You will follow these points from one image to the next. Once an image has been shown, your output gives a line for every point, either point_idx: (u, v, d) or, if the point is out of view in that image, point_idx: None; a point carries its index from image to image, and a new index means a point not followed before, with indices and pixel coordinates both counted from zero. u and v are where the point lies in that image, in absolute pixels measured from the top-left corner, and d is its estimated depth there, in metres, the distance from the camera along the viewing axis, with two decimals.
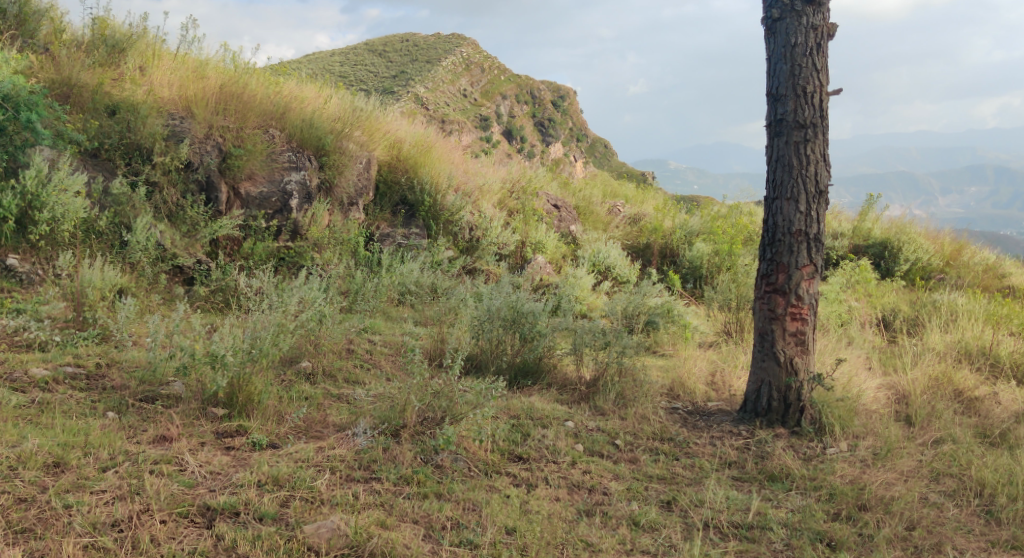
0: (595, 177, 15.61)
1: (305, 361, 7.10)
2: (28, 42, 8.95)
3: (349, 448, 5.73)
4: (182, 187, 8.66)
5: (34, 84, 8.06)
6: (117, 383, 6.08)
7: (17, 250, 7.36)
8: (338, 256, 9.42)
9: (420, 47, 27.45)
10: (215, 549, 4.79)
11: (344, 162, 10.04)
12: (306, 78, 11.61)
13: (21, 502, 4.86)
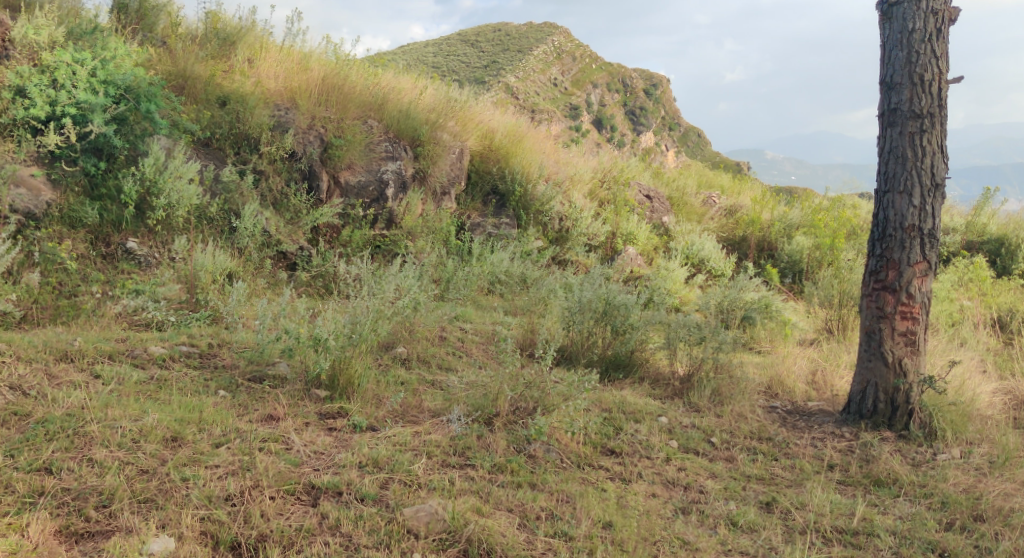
0: (689, 167, 15.46)
1: (399, 347, 7.25)
2: (148, 36, 9.28)
3: (444, 434, 5.86)
4: (286, 176, 8.95)
5: (153, 75, 8.36)
6: (227, 362, 6.36)
7: (136, 234, 7.66)
8: (431, 245, 9.58)
9: (512, 37, 27.54)
10: (320, 527, 4.93)
11: (438, 152, 10.19)
12: (403, 69, 11.78)
13: (143, 473, 5.07)
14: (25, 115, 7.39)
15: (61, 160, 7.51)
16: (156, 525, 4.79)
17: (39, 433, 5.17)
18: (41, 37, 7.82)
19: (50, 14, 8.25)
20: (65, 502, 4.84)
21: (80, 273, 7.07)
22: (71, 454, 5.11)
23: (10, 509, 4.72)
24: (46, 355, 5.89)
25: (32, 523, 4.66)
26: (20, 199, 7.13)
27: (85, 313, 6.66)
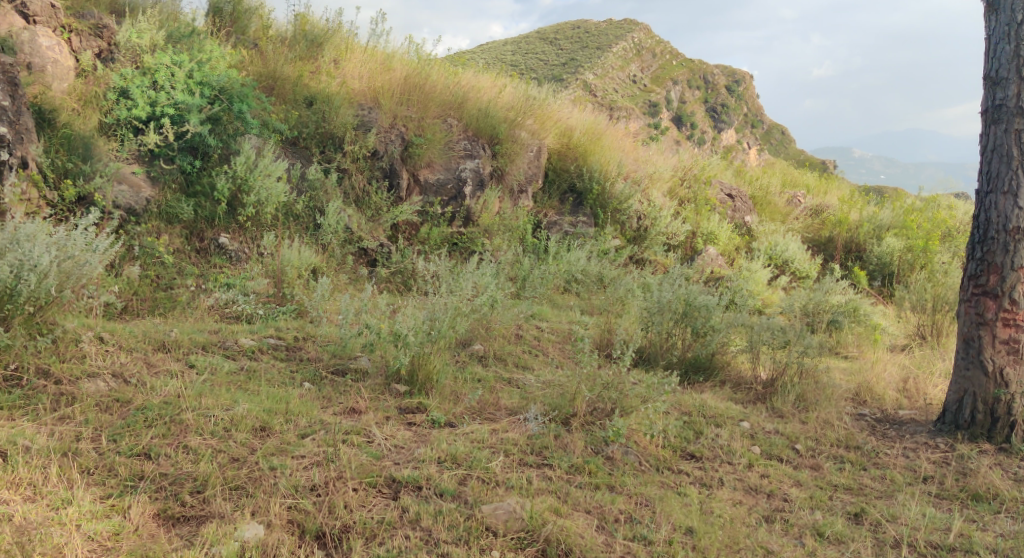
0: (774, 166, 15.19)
1: (476, 345, 7.29)
2: (241, 38, 9.51)
3: (522, 432, 5.88)
4: (368, 174, 9.11)
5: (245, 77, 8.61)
6: (312, 355, 6.52)
7: (228, 230, 7.87)
8: (507, 243, 9.60)
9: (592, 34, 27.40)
10: (401, 520, 4.98)
11: (516, 150, 10.23)
12: (483, 68, 11.86)
13: (234, 461, 5.19)
14: (127, 115, 7.71)
15: (159, 159, 7.76)
16: (246, 511, 4.88)
17: (139, 420, 5.32)
18: (143, 41, 8.16)
19: (152, 18, 8.52)
20: (163, 487, 4.96)
21: (176, 267, 7.28)
22: (169, 440, 5.24)
23: (113, 491, 4.86)
24: (145, 345, 6.07)
25: (133, 505, 4.78)
26: (122, 195, 7.36)
27: (180, 305, 6.86)
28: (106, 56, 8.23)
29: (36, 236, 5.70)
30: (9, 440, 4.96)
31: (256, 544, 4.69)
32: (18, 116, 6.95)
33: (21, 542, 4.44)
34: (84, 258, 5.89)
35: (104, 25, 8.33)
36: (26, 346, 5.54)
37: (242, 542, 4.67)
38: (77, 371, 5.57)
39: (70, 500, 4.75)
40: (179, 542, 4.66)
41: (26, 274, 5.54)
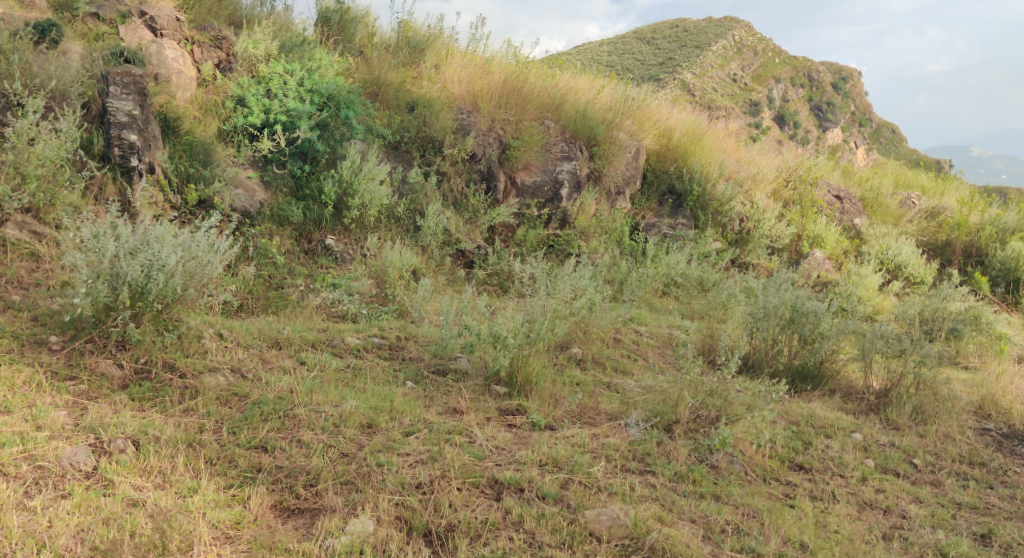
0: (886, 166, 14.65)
1: (575, 348, 7.24)
2: (347, 46, 9.73)
3: (622, 438, 5.83)
4: (466, 177, 9.20)
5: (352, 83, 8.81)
6: (414, 355, 6.60)
7: (334, 232, 8.07)
8: (604, 246, 9.50)
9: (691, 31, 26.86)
10: (504, 521, 5.00)
11: (613, 151, 10.14)
12: (581, 70, 11.81)
13: (344, 456, 5.27)
14: (243, 123, 7.97)
15: (272, 164, 8.04)
16: (355, 506, 4.96)
17: (255, 413, 5.44)
18: (259, 51, 8.41)
19: (267, 28, 8.78)
20: (279, 479, 5.07)
21: (287, 267, 7.48)
22: (284, 434, 5.35)
23: (234, 482, 4.99)
24: (260, 342, 6.23)
25: (253, 496, 4.91)
26: (238, 199, 7.61)
27: (291, 304, 7.01)
28: (225, 65, 8.51)
29: (165, 237, 5.82)
30: (141, 430, 5.13)
31: (367, 538, 4.75)
32: (146, 124, 7.22)
33: (157, 530, 4.53)
34: (207, 259, 6.02)
35: (224, 37, 8.61)
36: (156, 341, 5.74)
37: (352, 536, 4.75)
38: (200, 365, 5.73)
39: (195, 489, 4.88)
40: (297, 533, 4.77)
41: (156, 273, 5.70)
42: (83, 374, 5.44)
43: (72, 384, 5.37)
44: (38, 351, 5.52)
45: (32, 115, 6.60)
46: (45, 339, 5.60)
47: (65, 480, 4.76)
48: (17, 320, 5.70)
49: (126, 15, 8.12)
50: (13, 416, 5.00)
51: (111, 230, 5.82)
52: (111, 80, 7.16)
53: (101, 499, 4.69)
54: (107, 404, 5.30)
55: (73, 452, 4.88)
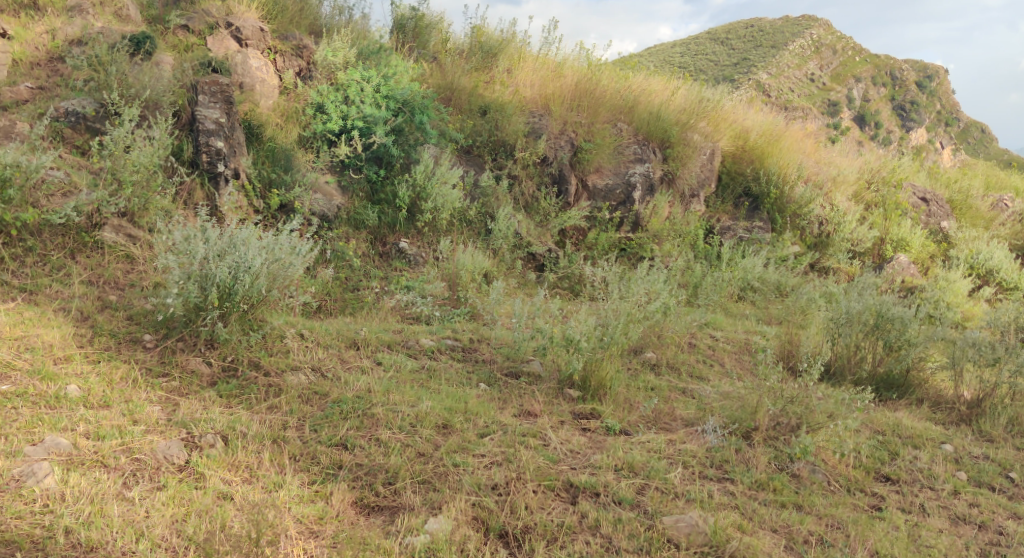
0: (978, 166, 14.09)
1: (649, 352, 7.14)
2: (422, 52, 9.86)
3: (700, 444, 5.73)
4: (537, 180, 9.21)
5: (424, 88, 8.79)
6: (486, 357, 6.59)
7: (407, 235, 8.15)
8: (678, 249, 9.44)
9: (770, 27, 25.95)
10: (581, 525, 4.97)
11: (688, 153, 10.01)
12: (654, 71, 11.68)
13: (421, 456, 5.28)
14: (323, 129, 8.08)
15: (349, 169, 8.14)
16: (433, 505, 4.98)
17: (336, 412, 5.49)
18: (337, 58, 8.52)
19: (346, 36, 8.91)
20: (359, 476, 5.10)
21: (363, 269, 7.56)
22: (363, 432, 5.39)
23: (317, 477, 5.04)
24: (340, 342, 6.29)
25: (335, 492, 4.95)
26: (318, 203, 7.71)
27: (366, 305, 7.07)
28: (305, 74, 8.67)
29: (250, 240, 5.92)
30: (229, 426, 5.21)
31: (444, 537, 4.75)
32: (232, 132, 7.39)
33: (249, 524, 4.57)
34: (289, 261, 6.11)
35: (303, 46, 8.79)
36: (242, 340, 5.87)
37: (433, 534, 4.76)
38: (282, 364, 5.81)
39: (281, 484, 4.94)
40: (379, 530, 4.80)
41: (243, 275, 5.82)
42: (174, 371, 5.56)
43: (165, 380, 5.48)
44: (133, 348, 5.65)
45: (128, 123, 6.82)
46: (140, 338, 5.74)
47: (160, 473, 4.85)
48: (113, 319, 5.84)
49: (213, 26, 8.32)
50: (111, 410, 5.14)
51: (201, 233, 5.96)
52: (199, 89, 7.40)
53: (193, 492, 4.77)
54: (197, 400, 5.40)
55: (167, 445, 4.98)
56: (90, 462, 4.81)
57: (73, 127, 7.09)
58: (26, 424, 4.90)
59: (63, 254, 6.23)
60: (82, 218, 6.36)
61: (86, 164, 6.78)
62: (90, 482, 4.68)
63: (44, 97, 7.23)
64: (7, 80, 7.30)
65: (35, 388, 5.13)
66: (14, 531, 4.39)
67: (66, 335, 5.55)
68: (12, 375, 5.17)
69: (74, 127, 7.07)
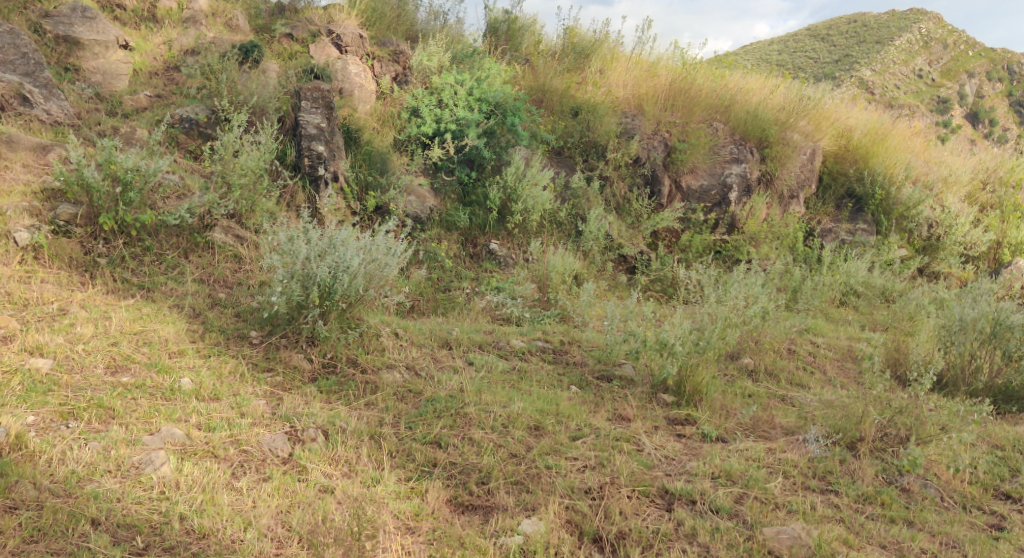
0: None
1: (746, 358, 6.91)
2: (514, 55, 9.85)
3: (802, 454, 5.52)
4: (629, 181, 9.05)
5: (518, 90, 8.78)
6: (577, 360, 6.49)
7: (498, 237, 8.13)
8: (776, 252, 9.21)
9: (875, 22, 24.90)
10: (677, 533, 4.85)
11: (787, 153, 9.70)
12: (752, 69, 11.37)
13: (513, 457, 5.22)
14: (416, 132, 8.12)
15: (442, 171, 8.18)
16: (527, 507, 4.90)
17: (429, 410, 5.47)
18: (432, 63, 8.53)
19: (440, 40, 8.96)
20: (453, 475, 5.06)
21: (454, 271, 7.56)
22: (456, 431, 5.35)
23: (412, 475, 5.01)
24: (432, 342, 6.28)
25: (430, 489, 4.92)
26: (411, 204, 7.74)
27: (458, 305, 7.07)
28: (401, 79, 8.76)
29: (349, 240, 5.97)
30: (330, 421, 5.26)
31: (539, 539, 4.68)
32: (332, 136, 7.50)
33: (352, 518, 4.63)
34: (386, 262, 6.14)
35: (400, 51, 8.92)
36: (340, 338, 5.91)
37: (527, 536, 4.70)
38: (378, 362, 5.83)
39: (378, 479, 4.94)
40: (473, 528, 4.75)
41: (342, 275, 5.87)
42: (278, 366, 5.63)
43: (270, 375, 5.56)
44: (241, 344, 5.74)
45: (237, 129, 7.00)
46: (247, 334, 5.84)
47: (266, 464, 4.90)
48: (223, 316, 5.96)
49: (316, 34, 8.63)
50: (220, 403, 5.22)
51: (304, 234, 6.06)
52: (302, 95, 7.50)
53: (297, 484, 4.81)
54: (299, 395, 5.45)
55: (272, 438, 5.04)
56: (202, 452, 4.87)
57: (187, 133, 7.28)
58: (144, 414, 4.98)
59: (177, 254, 6.34)
60: (195, 219, 6.46)
61: (198, 169, 7.01)
62: (202, 471, 4.74)
63: (162, 105, 7.48)
64: (128, 88, 7.60)
65: (152, 379, 5.22)
66: (133, 515, 4.46)
67: (180, 330, 5.66)
68: (131, 367, 5.28)
69: (188, 133, 7.26)
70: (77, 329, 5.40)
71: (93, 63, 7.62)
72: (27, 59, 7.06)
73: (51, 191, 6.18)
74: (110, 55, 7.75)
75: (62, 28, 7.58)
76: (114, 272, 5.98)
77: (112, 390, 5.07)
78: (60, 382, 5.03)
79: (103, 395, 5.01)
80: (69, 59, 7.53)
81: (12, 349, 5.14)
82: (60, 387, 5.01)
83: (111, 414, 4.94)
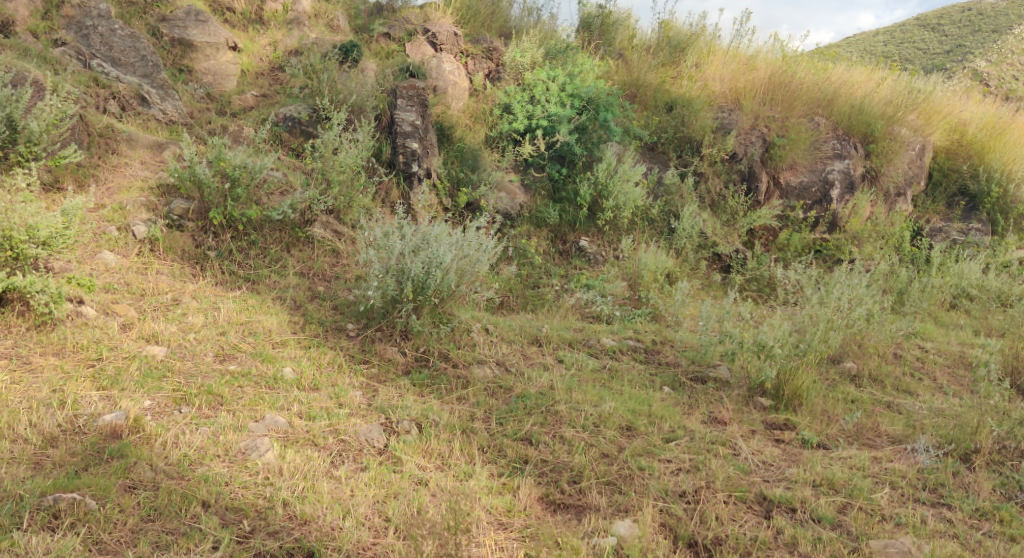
0: None
1: (849, 362, 6.63)
2: (608, 49, 9.71)
3: (910, 465, 5.26)
4: (725, 177, 8.80)
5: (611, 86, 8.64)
6: (670, 360, 6.33)
7: (588, 234, 8.01)
8: (881, 252, 8.87)
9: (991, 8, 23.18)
10: (776, 541, 4.66)
11: (894, 149, 9.37)
12: (858, 62, 10.94)
13: (605, 457, 5.10)
14: (508, 129, 8.06)
15: (532, 168, 8.10)
16: (620, 508, 4.79)
17: (519, 407, 5.40)
18: (525, 59, 8.46)
19: (534, 37, 8.87)
20: (545, 472, 4.98)
21: (544, 268, 7.49)
22: (546, 429, 5.26)
23: (504, 471, 4.95)
24: (522, 338, 6.21)
25: (522, 486, 4.84)
26: (501, 201, 7.70)
27: (547, 303, 6.98)
28: (494, 75, 8.68)
29: (442, 236, 5.97)
30: (422, 414, 5.22)
31: (633, 542, 4.56)
32: (426, 133, 7.51)
33: (447, 512, 4.54)
34: (477, 258, 6.08)
35: (494, 48, 8.85)
36: (432, 333, 5.88)
37: (621, 538, 4.58)
38: (469, 357, 5.78)
39: (471, 473, 4.89)
40: (565, 527, 4.65)
41: (435, 270, 5.84)
42: (373, 358, 5.63)
43: (366, 366, 5.56)
44: (338, 336, 5.77)
45: (337, 127, 7.07)
46: (343, 326, 5.87)
47: (363, 455, 4.89)
48: (322, 308, 6.00)
49: (412, 33, 8.67)
50: (320, 393, 5.25)
51: (400, 230, 6.10)
52: (397, 93, 7.57)
53: (392, 475, 4.78)
54: (393, 387, 5.44)
55: (369, 429, 5.03)
56: (302, 440, 4.90)
57: (290, 131, 7.41)
58: (249, 402, 5.04)
59: (280, 248, 6.41)
60: (297, 215, 6.54)
61: (300, 166, 7.10)
62: (303, 459, 4.77)
63: (267, 104, 7.63)
64: (237, 88, 7.78)
65: (257, 368, 5.28)
66: (241, 499, 4.50)
67: (282, 321, 5.73)
68: (238, 356, 5.36)
69: (290, 131, 7.38)
70: (189, 319, 5.51)
71: (205, 65, 7.78)
72: (146, 62, 7.29)
73: (165, 187, 6.35)
74: (221, 57, 7.89)
75: (178, 31, 7.78)
76: (222, 264, 6.08)
77: (220, 378, 5.14)
78: (173, 368, 5.13)
79: (212, 382, 5.08)
80: (183, 61, 7.71)
81: (130, 337, 5.27)
82: (174, 373, 5.09)
83: (219, 401, 5.00)
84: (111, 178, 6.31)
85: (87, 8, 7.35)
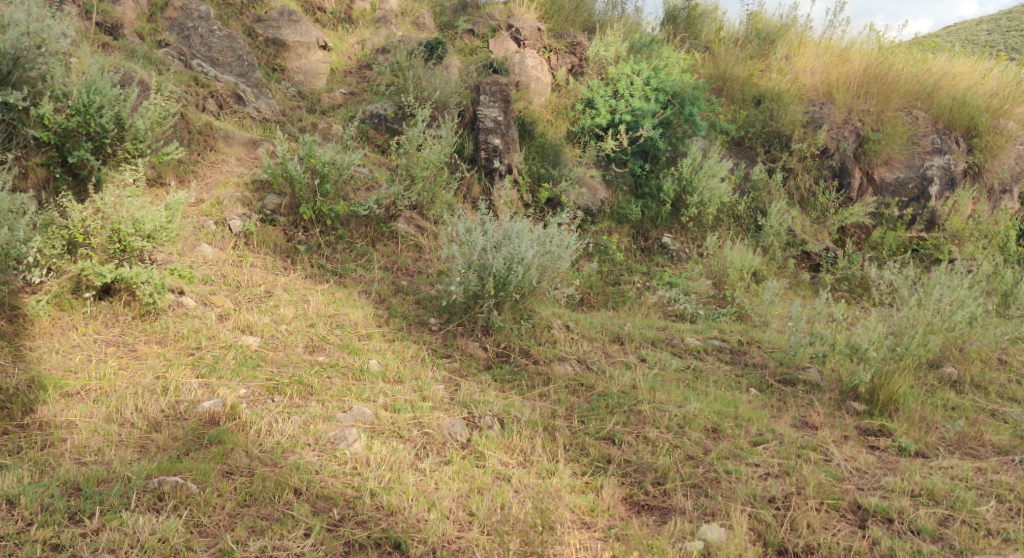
0: None
1: (949, 368, 6.31)
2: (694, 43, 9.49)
3: (1018, 477, 4.98)
4: (816, 173, 8.51)
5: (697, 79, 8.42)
6: (758, 361, 6.12)
7: (670, 230, 7.83)
8: (983, 251, 8.44)
9: None
10: (872, 551, 4.45)
11: (1000, 143, 9.03)
12: (959, 52, 10.42)
13: (690, 459, 4.96)
14: (591, 123, 7.93)
15: (614, 163, 7.92)
16: (706, 512, 4.63)
17: (602, 405, 5.28)
18: (609, 53, 8.31)
19: (618, 30, 8.72)
20: (628, 473, 4.85)
21: (626, 264, 7.34)
22: (630, 429, 5.14)
23: (587, 470, 4.83)
24: (604, 336, 6.09)
25: (606, 485, 4.71)
26: (583, 196, 7.56)
27: (628, 300, 6.84)
28: (577, 70, 8.55)
29: (524, 233, 5.88)
30: (505, 410, 5.15)
31: (722, 547, 4.40)
32: (508, 129, 7.45)
33: (532, 511, 4.48)
34: (558, 254, 5.96)
35: (577, 43, 8.73)
36: (513, 329, 5.83)
37: (709, 542, 4.43)
38: (550, 354, 5.69)
39: (553, 471, 4.78)
40: (650, 529, 4.51)
41: (517, 267, 5.75)
42: (455, 353, 5.59)
43: (448, 361, 5.52)
44: (421, 330, 5.75)
45: (421, 123, 7.06)
46: (426, 321, 5.84)
47: (445, 448, 4.84)
48: (405, 302, 5.99)
49: (496, 30, 8.63)
50: (404, 386, 5.22)
51: (484, 226, 6.09)
52: (482, 90, 7.58)
53: (476, 469, 4.71)
54: (475, 383, 5.38)
55: (451, 423, 4.98)
56: (388, 432, 4.87)
57: (375, 128, 7.45)
58: (338, 392, 5.04)
59: (365, 242, 6.43)
60: (382, 211, 6.55)
61: (386, 162, 7.11)
62: (389, 450, 4.73)
63: (355, 101, 7.68)
64: (325, 86, 7.84)
65: (344, 360, 5.29)
66: (330, 488, 4.49)
67: (368, 314, 5.73)
68: (326, 348, 5.37)
69: (376, 128, 7.42)
70: (280, 311, 5.55)
71: (297, 63, 7.87)
72: (242, 61, 7.41)
73: (260, 183, 6.47)
74: (312, 55, 7.99)
75: (272, 31, 7.90)
76: (311, 258, 6.11)
77: (310, 368, 5.16)
78: (266, 358, 5.16)
79: (303, 372, 5.10)
80: (276, 60, 7.80)
81: (227, 327, 5.33)
82: (267, 362, 5.13)
83: (310, 391, 5.02)
84: (209, 175, 6.43)
85: (188, 11, 7.49)
